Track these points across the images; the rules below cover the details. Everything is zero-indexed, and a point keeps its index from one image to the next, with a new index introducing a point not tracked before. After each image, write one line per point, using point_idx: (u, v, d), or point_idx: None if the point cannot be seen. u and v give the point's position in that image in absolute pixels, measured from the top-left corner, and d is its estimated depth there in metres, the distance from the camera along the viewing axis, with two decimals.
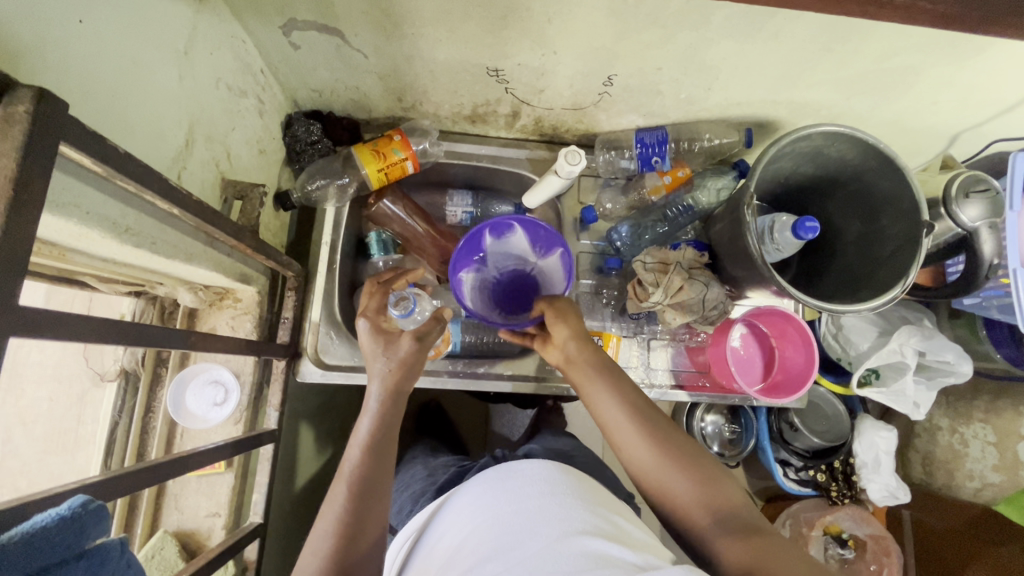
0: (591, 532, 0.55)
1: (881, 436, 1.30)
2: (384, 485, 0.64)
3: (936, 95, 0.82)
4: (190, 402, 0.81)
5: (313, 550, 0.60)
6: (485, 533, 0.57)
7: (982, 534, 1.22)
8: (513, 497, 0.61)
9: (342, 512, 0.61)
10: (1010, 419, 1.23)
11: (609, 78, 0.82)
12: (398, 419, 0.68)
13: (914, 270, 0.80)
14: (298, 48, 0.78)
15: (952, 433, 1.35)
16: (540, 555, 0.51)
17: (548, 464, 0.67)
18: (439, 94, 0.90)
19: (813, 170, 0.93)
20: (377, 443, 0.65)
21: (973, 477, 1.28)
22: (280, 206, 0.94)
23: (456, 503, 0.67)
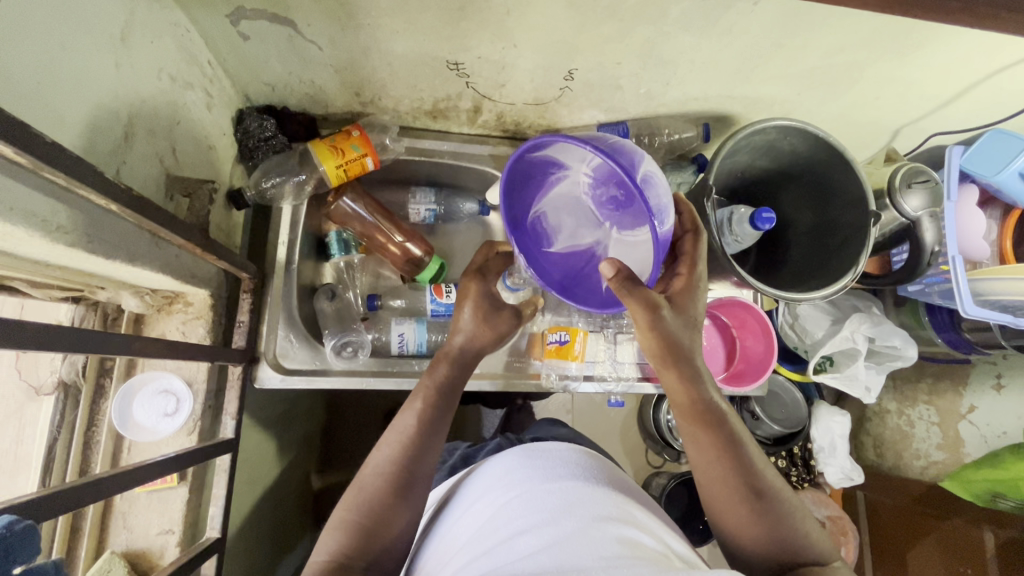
0: (621, 519, 0.54)
1: (835, 420, 1.36)
2: (439, 435, 0.69)
3: (879, 90, 0.85)
4: (137, 412, 0.76)
5: (374, 472, 0.65)
6: (518, 504, 0.57)
7: (928, 509, 1.28)
8: (546, 474, 0.61)
9: (404, 446, 0.66)
10: (951, 399, 1.31)
11: (570, 73, 0.83)
12: (460, 385, 0.74)
13: (864, 258, 0.84)
14: (247, 39, 0.74)
15: (899, 415, 1.42)
16: (577, 533, 0.50)
17: (576, 449, 0.68)
18: (398, 89, 0.88)
19: (768, 164, 0.96)
20: (443, 390, 0.71)
21: (919, 455, 1.35)
22: (232, 205, 0.88)
23: (480, 482, 0.67)
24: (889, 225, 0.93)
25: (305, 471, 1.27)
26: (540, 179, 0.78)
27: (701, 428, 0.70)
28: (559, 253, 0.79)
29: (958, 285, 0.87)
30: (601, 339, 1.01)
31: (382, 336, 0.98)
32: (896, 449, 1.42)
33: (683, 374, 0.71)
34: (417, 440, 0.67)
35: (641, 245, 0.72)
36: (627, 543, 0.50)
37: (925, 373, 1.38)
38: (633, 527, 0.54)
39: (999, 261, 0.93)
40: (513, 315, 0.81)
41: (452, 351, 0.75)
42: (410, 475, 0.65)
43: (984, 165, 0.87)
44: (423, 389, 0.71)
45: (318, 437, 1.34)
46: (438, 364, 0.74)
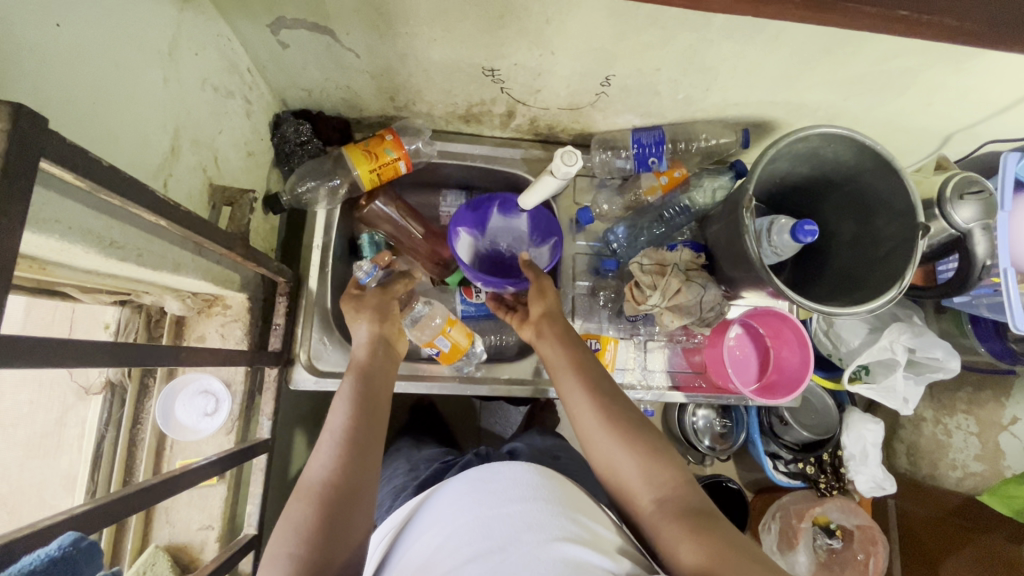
0: (569, 540, 0.55)
1: (868, 428, 1.32)
2: (377, 446, 0.66)
3: (933, 96, 0.82)
4: (180, 412, 0.80)
5: (301, 498, 0.59)
6: (466, 537, 0.56)
7: (965, 522, 1.26)
8: (495, 496, 0.60)
9: (338, 463, 0.62)
10: (992, 410, 1.26)
11: (607, 79, 0.81)
12: (382, 391, 0.72)
13: (911, 272, 0.80)
14: (286, 47, 0.75)
15: (935, 424, 1.38)
16: (521, 565, 0.52)
17: (528, 467, 0.65)
18: (433, 94, 0.88)
19: (810, 171, 0.93)
20: (363, 392, 0.69)
21: (954, 466, 1.31)
22: (269, 210, 0.90)
23: (435, 505, 0.64)
24: (937, 236, 0.90)
25: None
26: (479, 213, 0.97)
27: (611, 434, 0.65)
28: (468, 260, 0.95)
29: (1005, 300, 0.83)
30: (632, 346, 1.00)
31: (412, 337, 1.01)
32: (931, 459, 1.38)
33: (580, 377, 0.71)
34: (349, 455, 0.63)
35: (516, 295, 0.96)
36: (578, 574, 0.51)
37: (965, 382, 1.32)
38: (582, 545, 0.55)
39: None
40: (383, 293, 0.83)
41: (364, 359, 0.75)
42: (353, 497, 0.60)
43: None
44: (344, 399, 0.69)
45: None
46: (349, 375, 0.72)
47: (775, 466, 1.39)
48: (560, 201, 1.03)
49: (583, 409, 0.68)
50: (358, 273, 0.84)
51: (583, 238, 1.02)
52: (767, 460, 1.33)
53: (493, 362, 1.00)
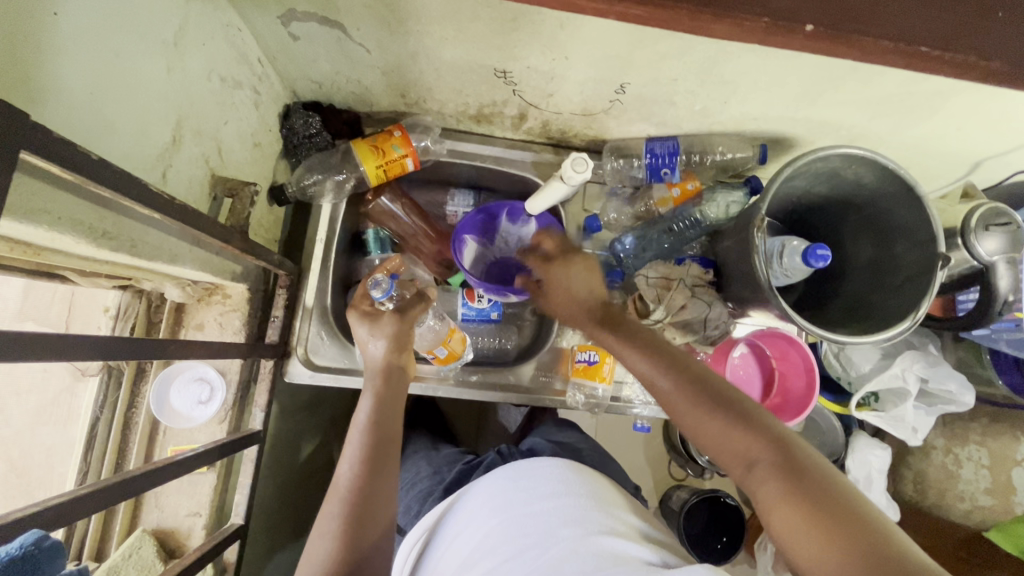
0: (609, 533, 0.64)
1: (874, 454, 1.28)
2: (393, 456, 0.69)
3: (962, 121, 0.78)
4: (174, 399, 0.80)
5: (321, 533, 0.63)
6: (499, 530, 0.67)
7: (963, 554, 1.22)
8: (529, 497, 0.70)
9: (353, 488, 0.65)
10: (1006, 443, 1.23)
11: (621, 86, 0.79)
12: (396, 408, 0.74)
13: (927, 303, 0.77)
14: (297, 39, 0.74)
15: (946, 453, 1.32)
16: (565, 553, 0.61)
17: (559, 463, 0.76)
18: (444, 93, 0.86)
19: (827, 192, 0.90)
20: (388, 395, 0.75)
21: (962, 497, 1.27)
22: (274, 200, 0.89)
23: (467, 502, 0.76)
24: (957, 267, 0.86)
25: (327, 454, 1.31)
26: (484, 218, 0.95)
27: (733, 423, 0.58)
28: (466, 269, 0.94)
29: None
30: None
31: None
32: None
33: (710, 403, 0.60)
34: (365, 470, 0.66)
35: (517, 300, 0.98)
36: (611, 557, 0.61)
37: (978, 413, 1.30)
38: (620, 539, 0.64)
39: None
40: (396, 315, 0.79)
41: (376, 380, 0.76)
42: (368, 518, 0.64)
43: None
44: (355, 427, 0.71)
45: None
46: (364, 398, 0.74)
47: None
48: (569, 207, 1.01)
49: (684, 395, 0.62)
50: (374, 291, 0.72)
51: (589, 245, 1.00)
52: None
53: (493, 365, 0.99)
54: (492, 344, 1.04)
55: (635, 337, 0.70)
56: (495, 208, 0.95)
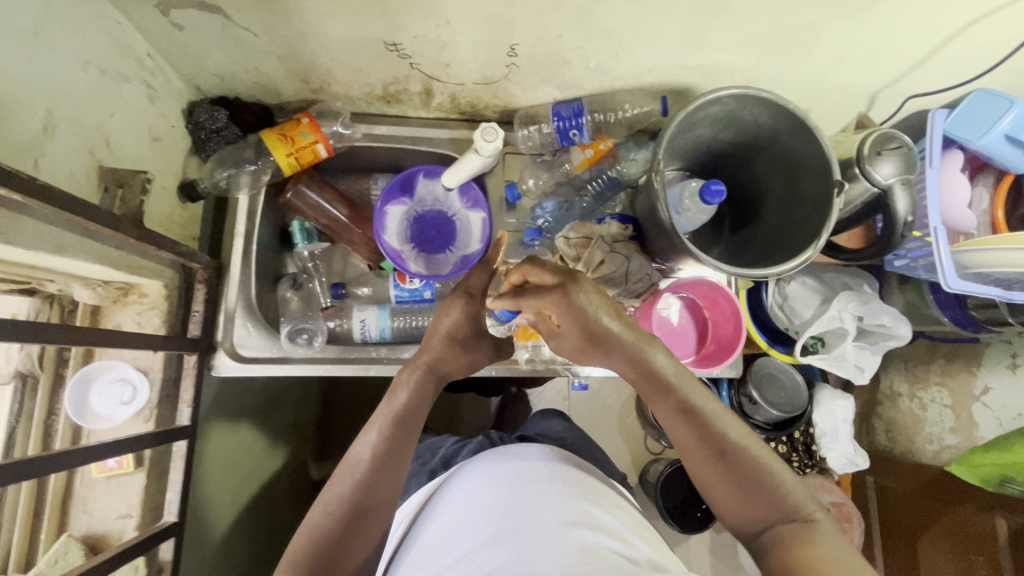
0: (583, 525, 0.69)
1: (838, 404, 1.38)
2: (410, 439, 0.77)
3: (844, 52, 0.81)
4: (96, 402, 0.79)
5: (325, 506, 0.71)
6: (488, 510, 0.73)
7: (935, 494, 1.30)
8: (515, 483, 0.77)
9: (365, 469, 0.73)
10: (964, 381, 1.30)
11: (512, 49, 0.80)
12: (425, 408, 0.80)
13: (826, 232, 0.80)
14: (182, 29, 0.75)
15: (912, 398, 1.42)
16: (543, 537, 0.66)
17: (547, 459, 0.84)
18: (345, 74, 0.87)
19: (732, 137, 0.92)
20: (425, 387, 0.80)
21: (931, 440, 1.35)
22: (185, 197, 0.89)
23: (457, 492, 0.82)
24: (859, 197, 0.88)
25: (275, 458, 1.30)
26: (402, 188, 1.00)
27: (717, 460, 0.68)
28: (390, 243, 0.99)
29: (940, 259, 0.91)
30: None
31: (343, 323, 1.00)
32: (908, 434, 1.42)
33: (743, 478, 0.67)
34: (381, 450, 0.74)
35: (446, 263, 1.01)
36: (585, 544, 0.65)
37: (938, 354, 1.37)
38: (592, 530, 0.69)
39: (992, 230, 0.97)
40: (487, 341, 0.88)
41: (417, 375, 0.81)
42: (367, 508, 0.71)
43: (966, 128, 0.89)
44: (385, 414, 0.77)
45: (291, 426, 1.37)
46: (403, 387, 0.80)
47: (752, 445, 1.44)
48: (490, 178, 1.03)
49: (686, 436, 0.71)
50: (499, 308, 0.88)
51: (514, 216, 1.02)
52: None
53: None
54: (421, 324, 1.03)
55: (682, 411, 0.71)
56: (410, 174, 1.00)
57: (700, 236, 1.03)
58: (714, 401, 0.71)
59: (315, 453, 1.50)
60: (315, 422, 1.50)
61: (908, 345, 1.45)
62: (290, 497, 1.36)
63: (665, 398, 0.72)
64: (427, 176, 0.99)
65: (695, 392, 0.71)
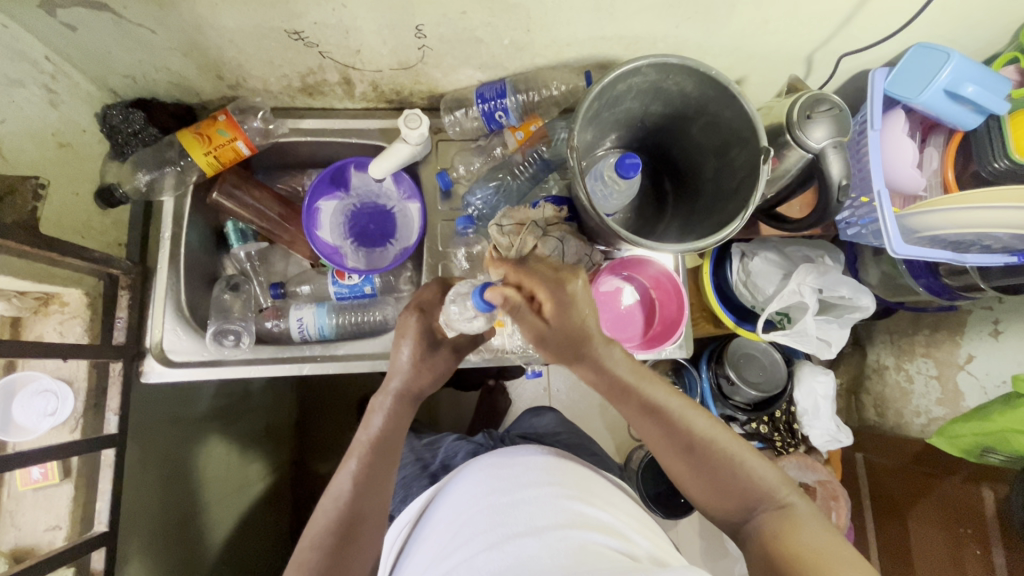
0: (581, 526, 0.69)
1: (818, 381, 1.36)
2: (388, 463, 0.75)
3: (763, 12, 0.77)
4: (19, 415, 0.78)
5: (310, 541, 0.70)
6: (484, 513, 0.73)
7: (925, 468, 1.26)
8: (512, 487, 0.76)
9: (346, 503, 0.72)
10: (949, 350, 1.26)
11: (419, 29, 0.78)
12: (403, 428, 0.78)
13: (754, 202, 0.77)
14: (74, 29, 0.73)
15: (898, 370, 1.39)
16: (543, 546, 0.65)
17: (545, 460, 0.83)
18: (258, 67, 0.85)
19: (664, 109, 0.88)
20: (401, 409, 0.78)
21: (918, 413, 1.32)
22: (104, 203, 0.86)
23: (454, 491, 0.82)
24: (795, 164, 0.84)
25: (245, 464, 1.27)
26: (333, 183, 0.98)
27: (682, 457, 0.69)
28: (323, 239, 0.97)
29: (886, 224, 0.88)
30: None
31: (281, 323, 0.98)
32: (897, 408, 1.38)
33: (712, 470, 0.68)
34: (359, 482, 0.73)
35: (384, 255, 0.99)
36: (585, 548, 0.65)
37: (922, 325, 1.33)
38: (589, 531, 0.68)
39: (944, 191, 0.94)
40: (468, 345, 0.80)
41: (392, 399, 0.77)
42: (353, 536, 0.71)
43: (906, 86, 0.85)
44: (360, 443, 0.76)
45: (261, 431, 1.35)
46: (377, 411, 0.77)
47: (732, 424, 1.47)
48: (424, 167, 1.01)
49: (651, 435, 0.70)
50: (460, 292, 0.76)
51: (448, 205, 1.01)
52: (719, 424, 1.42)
53: (363, 339, 0.97)
54: (364, 321, 1.01)
55: (645, 413, 0.69)
56: (341, 167, 0.98)
57: (642, 212, 1.00)
58: (676, 399, 0.70)
59: (292, 456, 1.48)
60: (290, 425, 1.49)
61: (892, 317, 1.41)
62: (265, 502, 1.34)
63: (627, 402, 0.70)
64: (357, 169, 0.97)
65: (656, 390, 0.69)
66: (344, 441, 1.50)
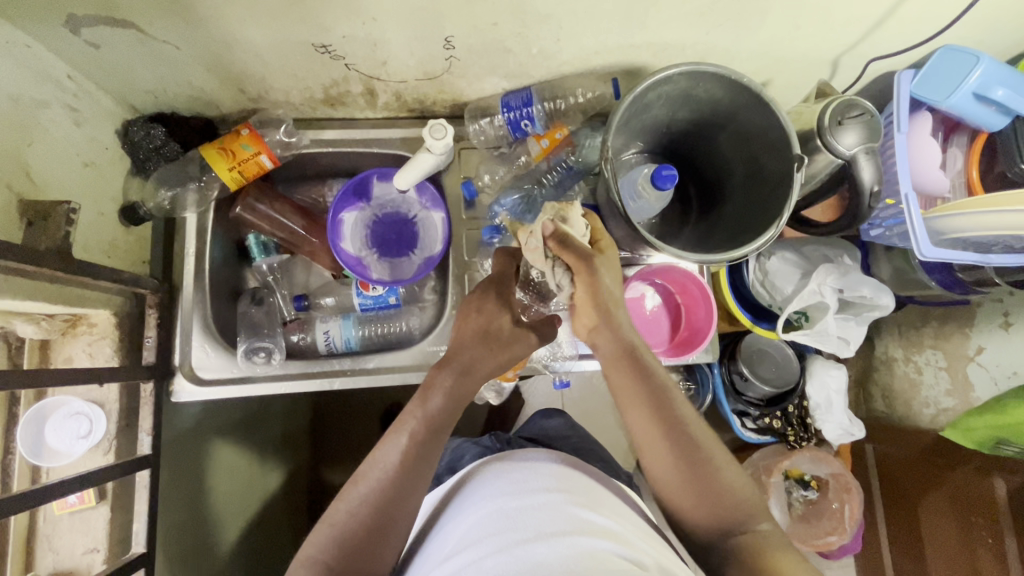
0: (590, 533, 0.68)
1: (831, 375, 1.37)
2: (440, 441, 0.75)
3: (794, 18, 0.77)
4: (50, 438, 0.76)
5: (346, 507, 0.70)
6: (494, 518, 0.72)
7: (937, 459, 1.28)
8: (523, 491, 0.76)
9: (395, 474, 0.71)
10: (958, 342, 1.27)
11: (448, 41, 0.77)
12: (458, 408, 0.77)
13: (788, 209, 0.77)
14: (98, 47, 0.71)
15: (907, 362, 1.38)
16: (551, 553, 0.65)
17: (556, 467, 0.83)
18: (281, 80, 0.84)
19: (691, 116, 0.88)
20: (459, 389, 0.77)
21: (928, 404, 1.31)
22: (127, 220, 0.85)
23: (465, 496, 0.81)
24: (824, 169, 0.84)
25: (263, 473, 1.27)
26: (357, 197, 0.97)
27: (669, 454, 0.71)
28: (348, 251, 0.96)
29: (913, 226, 0.88)
30: None
31: (306, 336, 0.98)
32: (905, 400, 1.38)
33: (699, 474, 0.70)
34: (411, 453, 0.72)
35: (409, 265, 0.98)
36: (592, 556, 0.65)
37: (930, 318, 1.34)
38: (598, 538, 0.68)
39: (967, 192, 0.94)
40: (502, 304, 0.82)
41: (451, 378, 0.77)
42: (392, 515, 0.70)
43: (933, 89, 0.85)
44: (412, 416, 0.75)
45: (277, 438, 1.35)
46: (433, 390, 0.77)
47: (746, 421, 1.47)
48: (447, 176, 1.00)
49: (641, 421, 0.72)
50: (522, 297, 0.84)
51: (472, 214, 1.00)
52: (734, 419, 1.43)
53: (391, 352, 0.97)
54: (385, 331, 1.00)
55: (642, 402, 0.72)
56: (364, 178, 0.97)
57: (667, 218, 1.00)
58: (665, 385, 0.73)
59: (308, 462, 1.48)
60: (304, 431, 1.48)
61: (902, 311, 1.42)
62: (284, 508, 1.34)
63: (631, 373, 0.73)
64: (380, 180, 0.96)
65: (655, 370, 0.74)
66: (359, 447, 1.50)
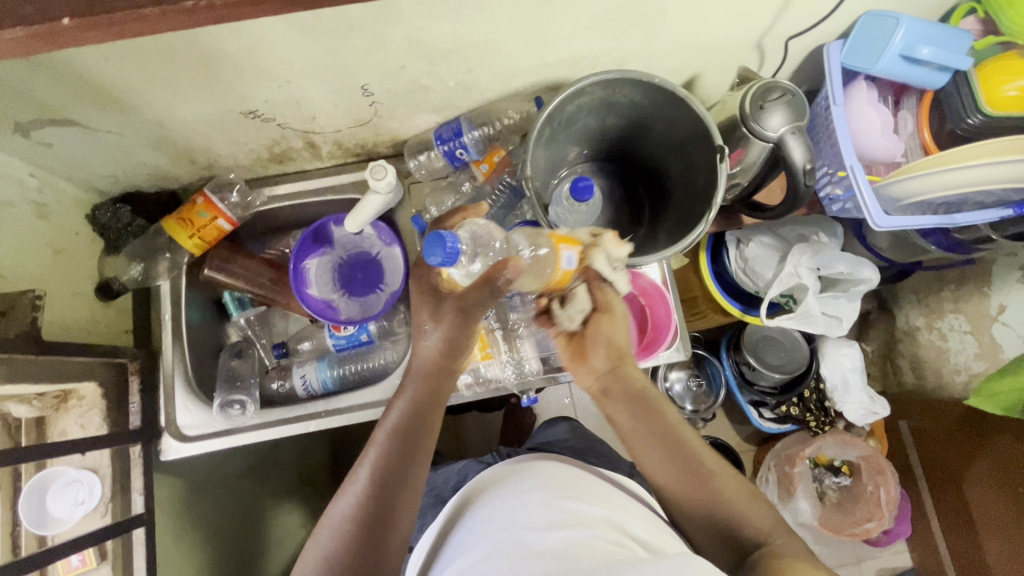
0: (583, 524, 0.66)
1: (844, 353, 1.29)
2: (422, 440, 0.75)
3: (697, 14, 0.77)
4: (52, 507, 0.80)
5: (340, 512, 0.69)
6: (489, 522, 0.70)
7: (975, 428, 1.19)
8: (515, 493, 0.74)
9: (381, 473, 0.71)
10: (978, 303, 1.17)
11: (366, 88, 0.80)
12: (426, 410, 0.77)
13: (716, 202, 0.77)
14: (51, 146, 0.78)
15: (930, 330, 1.31)
16: (545, 545, 0.63)
17: (548, 468, 0.80)
18: (226, 147, 0.89)
19: (621, 121, 0.89)
20: (424, 391, 0.78)
21: (959, 370, 1.23)
22: (104, 296, 0.93)
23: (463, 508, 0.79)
24: (757, 155, 0.83)
25: (280, 515, 1.31)
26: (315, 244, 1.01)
27: (670, 463, 0.75)
28: (314, 296, 1.00)
29: (864, 198, 0.86)
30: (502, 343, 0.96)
31: (285, 382, 1.03)
32: (934, 368, 1.30)
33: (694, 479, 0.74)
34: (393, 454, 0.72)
35: (374, 301, 1.01)
36: (585, 543, 0.62)
37: (947, 279, 1.25)
38: (589, 527, 0.65)
39: (923, 153, 0.91)
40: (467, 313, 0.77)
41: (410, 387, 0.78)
42: (388, 512, 0.69)
43: (861, 57, 0.83)
44: (386, 427, 0.76)
45: (295, 479, 1.38)
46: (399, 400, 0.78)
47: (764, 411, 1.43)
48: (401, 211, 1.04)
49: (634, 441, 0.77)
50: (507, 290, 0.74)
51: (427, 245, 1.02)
52: (749, 411, 1.40)
53: (365, 389, 0.99)
54: (361, 368, 1.03)
55: (636, 419, 0.78)
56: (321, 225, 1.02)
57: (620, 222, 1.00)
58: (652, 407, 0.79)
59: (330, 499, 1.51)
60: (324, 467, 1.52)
61: (912, 277, 1.35)
62: None
63: (621, 411, 0.79)
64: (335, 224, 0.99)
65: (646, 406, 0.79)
66: None
